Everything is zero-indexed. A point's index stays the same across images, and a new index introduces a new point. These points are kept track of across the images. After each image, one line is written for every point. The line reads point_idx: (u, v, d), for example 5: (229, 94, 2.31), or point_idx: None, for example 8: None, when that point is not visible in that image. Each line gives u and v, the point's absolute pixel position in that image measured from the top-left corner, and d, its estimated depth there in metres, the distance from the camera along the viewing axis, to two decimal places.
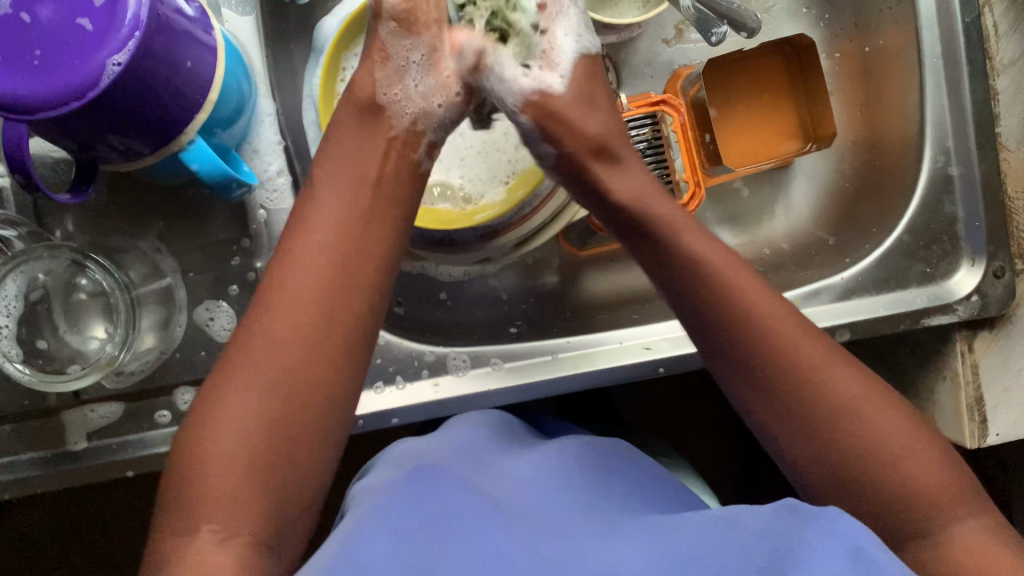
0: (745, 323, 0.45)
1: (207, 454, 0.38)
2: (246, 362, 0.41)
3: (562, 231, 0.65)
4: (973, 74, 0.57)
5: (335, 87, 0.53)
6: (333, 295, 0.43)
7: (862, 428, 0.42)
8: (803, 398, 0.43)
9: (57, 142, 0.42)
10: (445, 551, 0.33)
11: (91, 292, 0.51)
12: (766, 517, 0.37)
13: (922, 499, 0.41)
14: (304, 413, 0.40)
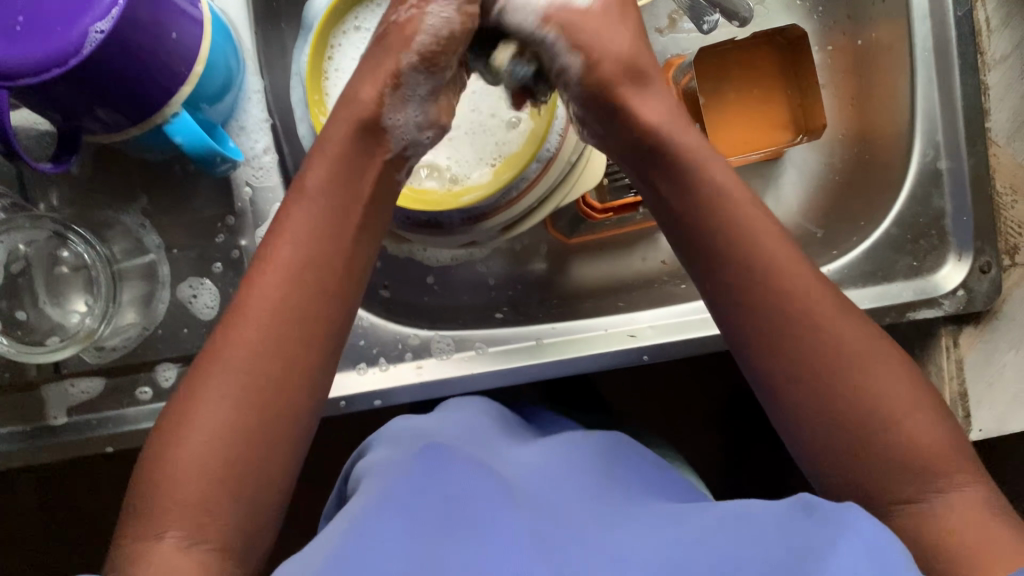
0: (757, 276, 0.45)
1: (171, 467, 0.39)
2: (211, 374, 0.41)
3: (550, 218, 0.65)
4: (964, 68, 0.57)
5: (323, 65, 0.53)
6: (297, 303, 0.43)
7: (871, 385, 0.42)
8: (813, 354, 0.43)
9: (40, 111, 0.41)
10: (453, 535, 0.35)
11: (73, 266, 0.51)
12: (774, 517, 0.36)
13: (911, 471, 0.40)
14: (267, 421, 0.41)
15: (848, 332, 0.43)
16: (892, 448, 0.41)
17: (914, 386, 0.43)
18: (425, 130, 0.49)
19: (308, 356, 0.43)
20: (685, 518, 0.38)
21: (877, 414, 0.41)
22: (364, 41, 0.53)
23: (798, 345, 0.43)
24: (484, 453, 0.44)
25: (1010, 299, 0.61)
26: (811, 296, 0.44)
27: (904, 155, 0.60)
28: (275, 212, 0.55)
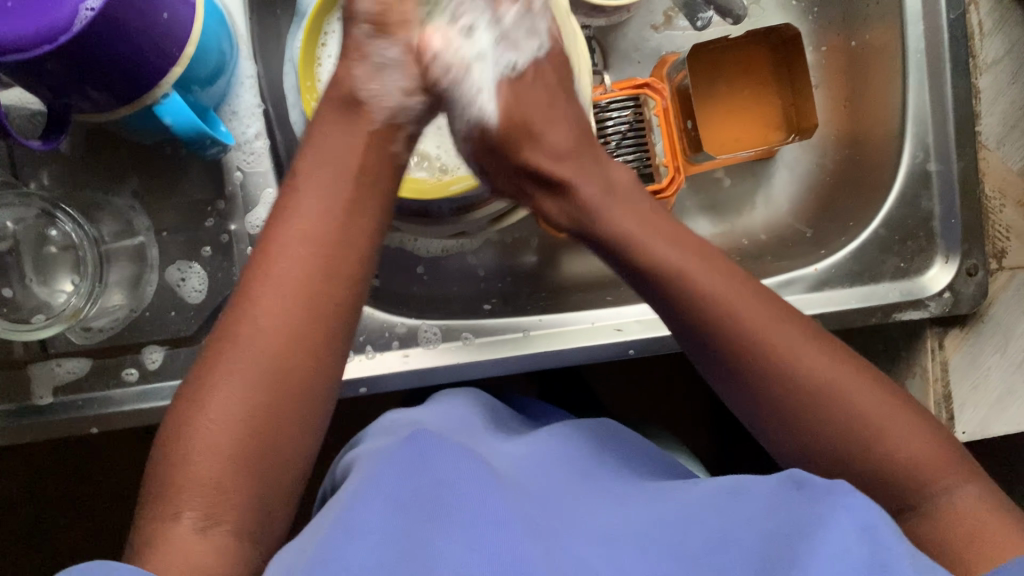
0: (692, 287, 0.45)
1: (192, 442, 0.38)
2: (234, 349, 0.40)
3: (541, 211, 0.65)
4: (956, 71, 0.58)
5: (316, 51, 0.53)
6: (322, 280, 0.42)
7: (814, 380, 0.42)
8: (754, 360, 0.43)
9: (30, 89, 0.41)
10: (441, 516, 0.34)
11: (61, 245, 0.51)
12: (768, 493, 0.36)
13: (880, 454, 0.41)
14: (290, 400, 0.40)
15: (783, 334, 0.43)
16: (858, 432, 0.41)
17: (851, 363, 0.43)
18: (411, 95, 0.48)
19: (331, 335, 0.42)
20: (672, 499, 0.38)
21: (828, 401, 0.42)
22: None
23: (740, 353, 0.43)
24: (471, 441, 0.43)
25: (996, 302, 0.61)
26: (742, 304, 0.44)
27: (894, 157, 0.60)
28: (266, 197, 0.55)
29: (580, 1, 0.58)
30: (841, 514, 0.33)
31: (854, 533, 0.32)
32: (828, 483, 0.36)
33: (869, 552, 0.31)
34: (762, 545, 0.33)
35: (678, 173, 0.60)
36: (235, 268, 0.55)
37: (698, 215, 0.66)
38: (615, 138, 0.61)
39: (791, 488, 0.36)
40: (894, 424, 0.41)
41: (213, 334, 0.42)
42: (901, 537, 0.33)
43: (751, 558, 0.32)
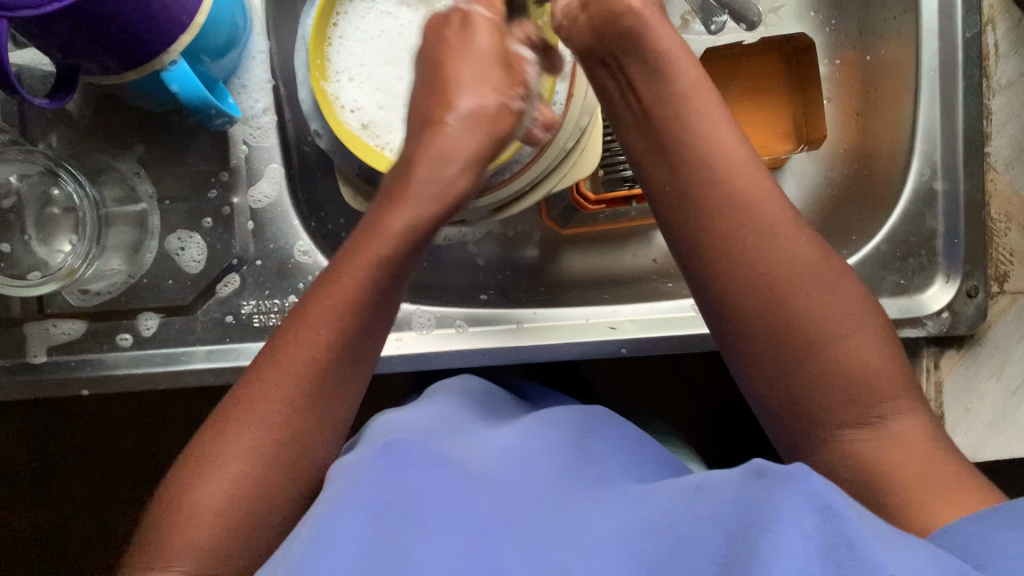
0: (720, 201, 0.43)
1: (192, 502, 0.38)
2: (245, 419, 0.39)
3: (546, 204, 0.65)
4: (968, 90, 0.57)
5: (327, 31, 0.53)
6: (342, 359, 0.41)
7: (807, 313, 0.41)
8: (763, 283, 0.41)
9: (39, 47, 0.42)
10: (418, 527, 0.32)
11: (63, 206, 0.51)
12: (732, 488, 0.34)
13: (851, 390, 0.40)
14: (291, 474, 0.39)
15: (797, 259, 0.42)
16: (838, 369, 0.40)
17: (852, 310, 0.42)
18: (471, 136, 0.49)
19: (335, 409, 0.41)
20: (643, 501, 0.37)
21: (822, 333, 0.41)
22: (370, 10, 0.54)
23: (748, 277, 0.42)
24: (451, 443, 0.41)
25: (995, 325, 0.61)
26: (767, 219, 0.42)
27: (901, 173, 0.60)
28: (271, 171, 0.56)
29: None
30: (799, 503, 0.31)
31: (817, 520, 0.30)
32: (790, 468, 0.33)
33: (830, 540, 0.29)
34: (724, 539, 0.31)
35: None
36: (234, 242, 0.55)
37: None
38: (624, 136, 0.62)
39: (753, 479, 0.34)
40: (876, 367, 0.40)
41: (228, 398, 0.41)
42: (869, 519, 0.31)
43: (719, 546, 0.31)
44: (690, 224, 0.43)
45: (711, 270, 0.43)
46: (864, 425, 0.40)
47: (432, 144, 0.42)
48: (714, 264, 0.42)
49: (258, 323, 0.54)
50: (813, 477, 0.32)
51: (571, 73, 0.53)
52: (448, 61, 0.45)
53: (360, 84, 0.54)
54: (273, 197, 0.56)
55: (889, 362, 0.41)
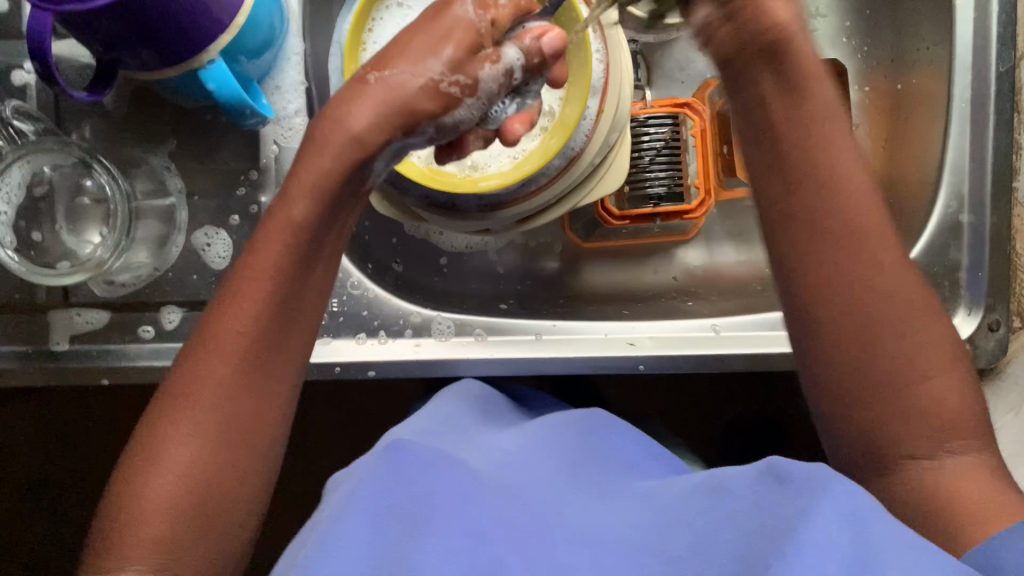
0: (832, 224, 0.39)
1: (133, 507, 0.37)
2: (178, 412, 0.39)
3: (569, 217, 0.65)
4: (998, 123, 0.57)
5: (363, 36, 0.52)
6: (270, 328, 0.40)
7: (893, 349, 0.39)
8: (852, 309, 0.39)
9: (82, 41, 0.42)
10: (423, 534, 0.32)
11: (94, 197, 0.51)
12: (743, 488, 0.34)
13: (925, 424, 0.39)
14: (230, 461, 0.39)
15: (896, 290, 0.39)
16: (911, 416, 0.39)
17: (938, 348, 0.39)
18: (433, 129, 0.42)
19: (274, 383, 0.41)
20: (655, 495, 0.38)
21: (911, 368, 0.39)
22: (405, 18, 0.53)
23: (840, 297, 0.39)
24: (452, 444, 0.42)
25: (1015, 360, 0.61)
26: (875, 243, 0.40)
27: (928, 204, 0.59)
28: None
29: (632, 17, 0.61)
30: (826, 509, 0.31)
31: (839, 526, 0.30)
32: (812, 470, 0.33)
33: (851, 541, 0.30)
34: (741, 534, 0.32)
35: (707, 196, 0.62)
36: None
37: (725, 240, 0.68)
38: (650, 153, 0.62)
39: (766, 485, 0.33)
40: (953, 410, 0.39)
41: (164, 381, 0.40)
42: (895, 523, 0.31)
43: (728, 549, 0.32)
44: (795, 243, 0.40)
45: (799, 279, 0.40)
46: (927, 459, 0.39)
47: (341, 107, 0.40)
48: (810, 281, 0.40)
49: None
50: (838, 482, 0.33)
51: (603, 88, 0.51)
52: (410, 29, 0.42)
53: None
54: None
55: (969, 407, 0.39)
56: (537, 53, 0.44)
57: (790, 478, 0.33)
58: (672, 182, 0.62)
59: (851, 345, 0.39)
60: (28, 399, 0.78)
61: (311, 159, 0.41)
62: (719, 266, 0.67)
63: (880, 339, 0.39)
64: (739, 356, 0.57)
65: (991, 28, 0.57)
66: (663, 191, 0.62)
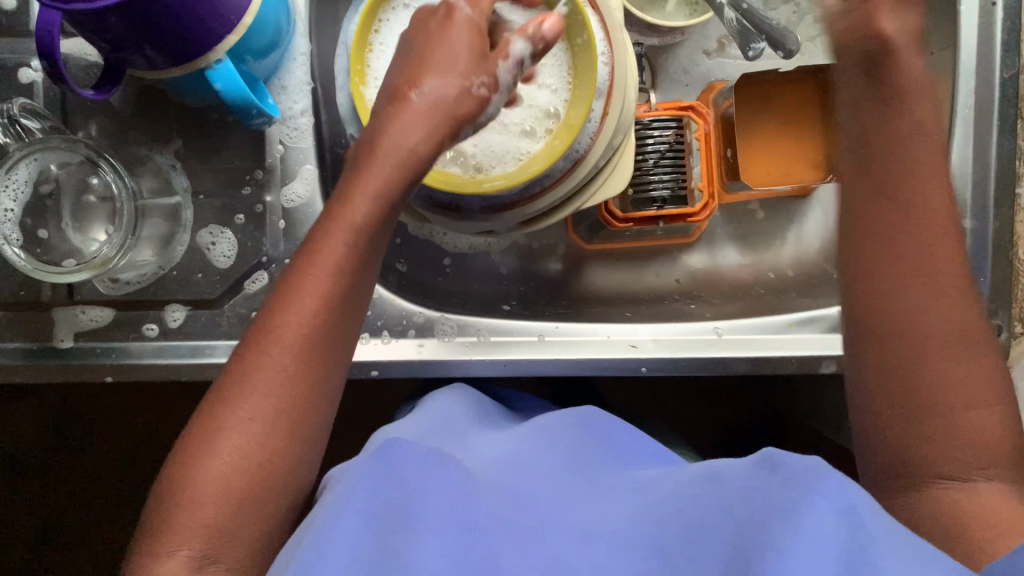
0: (901, 227, 0.44)
1: (190, 489, 0.37)
2: (239, 399, 0.39)
3: (572, 220, 0.65)
4: (1002, 130, 0.57)
5: (369, 37, 0.53)
6: (332, 320, 0.41)
7: (941, 362, 0.41)
8: (907, 315, 0.42)
9: (90, 40, 0.42)
10: (413, 529, 0.31)
11: (100, 195, 0.52)
12: (741, 475, 0.35)
13: (951, 441, 0.40)
14: (286, 450, 0.39)
15: (960, 306, 0.42)
16: (948, 434, 0.40)
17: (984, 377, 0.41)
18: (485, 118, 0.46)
19: (329, 377, 0.41)
20: (653, 487, 0.38)
21: (955, 390, 0.41)
22: (410, 19, 0.53)
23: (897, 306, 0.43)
24: (445, 443, 0.41)
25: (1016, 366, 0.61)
26: (937, 260, 0.43)
27: None
28: (305, 172, 0.58)
29: (638, 20, 0.62)
30: (819, 504, 0.31)
31: (835, 518, 0.30)
32: (806, 463, 0.34)
33: (847, 536, 0.30)
34: (736, 527, 0.32)
35: (710, 199, 0.62)
36: (265, 240, 0.57)
37: (728, 243, 0.68)
38: (654, 156, 0.62)
39: (763, 475, 0.33)
40: (993, 439, 0.40)
41: (222, 370, 0.41)
42: (887, 522, 0.32)
43: (724, 545, 0.32)
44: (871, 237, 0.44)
45: (858, 278, 0.44)
46: (960, 480, 0.40)
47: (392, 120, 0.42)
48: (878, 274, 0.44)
49: None
50: (828, 471, 0.33)
51: (608, 91, 0.52)
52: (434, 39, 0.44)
53: None
54: (306, 197, 0.58)
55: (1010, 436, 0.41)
56: (541, 38, 0.45)
57: (784, 467, 0.33)
58: (676, 185, 0.62)
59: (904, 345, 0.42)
60: (46, 390, 0.80)
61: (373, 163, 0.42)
62: (722, 270, 0.68)
63: (931, 348, 0.41)
64: (741, 359, 0.57)
65: (995, 35, 0.57)
66: (666, 194, 0.62)
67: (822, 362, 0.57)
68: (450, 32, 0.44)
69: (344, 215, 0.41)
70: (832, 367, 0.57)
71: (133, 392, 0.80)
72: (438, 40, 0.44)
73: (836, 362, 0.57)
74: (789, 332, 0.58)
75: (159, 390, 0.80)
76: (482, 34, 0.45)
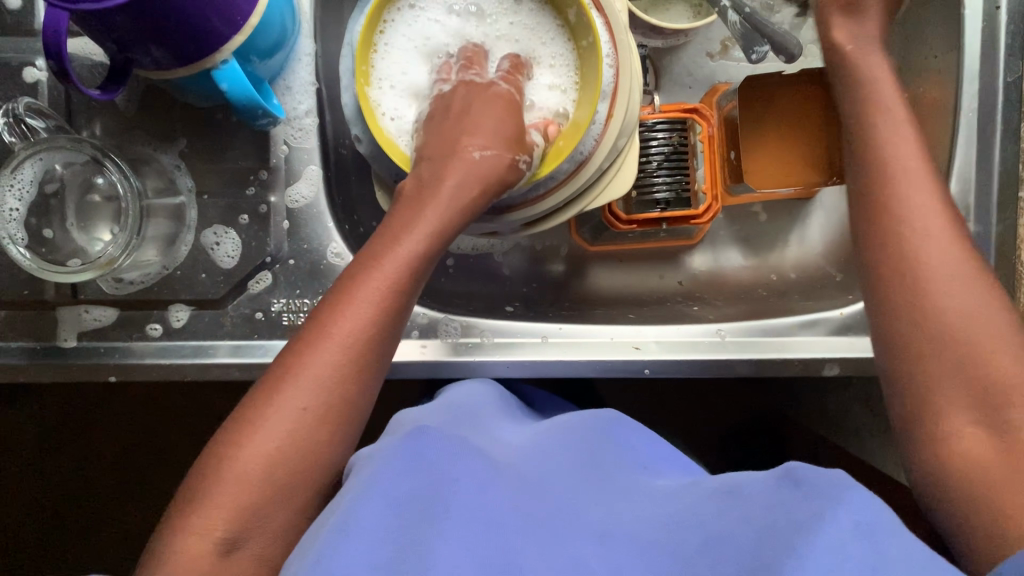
0: (899, 211, 0.46)
1: (233, 469, 0.39)
2: (291, 388, 0.41)
3: (575, 223, 0.65)
4: (1006, 135, 0.57)
5: (374, 37, 0.53)
6: (384, 328, 0.44)
7: (953, 323, 0.42)
8: (909, 282, 0.44)
9: (97, 40, 0.42)
10: (439, 523, 0.32)
11: (105, 195, 0.52)
12: (764, 491, 0.34)
13: (991, 402, 0.40)
14: (329, 443, 0.41)
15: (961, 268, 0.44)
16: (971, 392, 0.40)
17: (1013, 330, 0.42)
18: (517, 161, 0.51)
19: (372, 382, 0.44)
20: (675, 494, 0.38)
21: (971, 347, 0.41)
22: (416, 20, 0.54)
23: (911, 278, 0.44)
24: (467, 433, 0.41)
25: None
26: (942, 234, 0.45)
27: None
28: (308, 172, 0.58)
29: (641, 22, 0.62)
30: (842, 514, 0.31)
31: (853, 530, 0.30)
32: (829, 476, 0.34)
33: (867, 550, 0.29)
34: (756, 532, 0.32)
35: (714, 202, 0.62)
36: (269, 240, 0.57)
37: (731, 245, 0.68)
38: (658, 158, 0.62)
39: (785, 491, 0.33)
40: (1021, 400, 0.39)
41: (274, 364, 0.43)
42: (902, 531, 0.31)
43: (750, 541, 0.31)
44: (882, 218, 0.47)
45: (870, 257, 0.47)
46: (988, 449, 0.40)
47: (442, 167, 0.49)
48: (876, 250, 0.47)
49: (287, 322, 0.56)
50: (851, 484, 0.33)
51: (613, 93, 0.51)
52: (474, 107, 0.52)
53: (400, 92, 0.54)
54: (310, 198, 0.58)
55: None
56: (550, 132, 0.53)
57: (806, 480, 0.33)
58: (679, 188, 0.62)
59: (899, 310, 0.44)
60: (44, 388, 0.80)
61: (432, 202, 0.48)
62: (724, 272, 0.68)
63: (930, 311, 0.43)
64: (744, 362, 0.57)
65: (999, 39, 0.57)
66: (670, 197, 0.62)
67: (825, 365, 0.57)
68: (490, 107, 0.52)
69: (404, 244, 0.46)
70: (835, 369, 0.57)
71: (132, 390, 0.80)
72: (480, 114, 0.51)
73: (839, 365, 0.57)
74: (792, 334, 0.59)
75: (159, 389, 0.80)
76: (515, 108, 0.52)
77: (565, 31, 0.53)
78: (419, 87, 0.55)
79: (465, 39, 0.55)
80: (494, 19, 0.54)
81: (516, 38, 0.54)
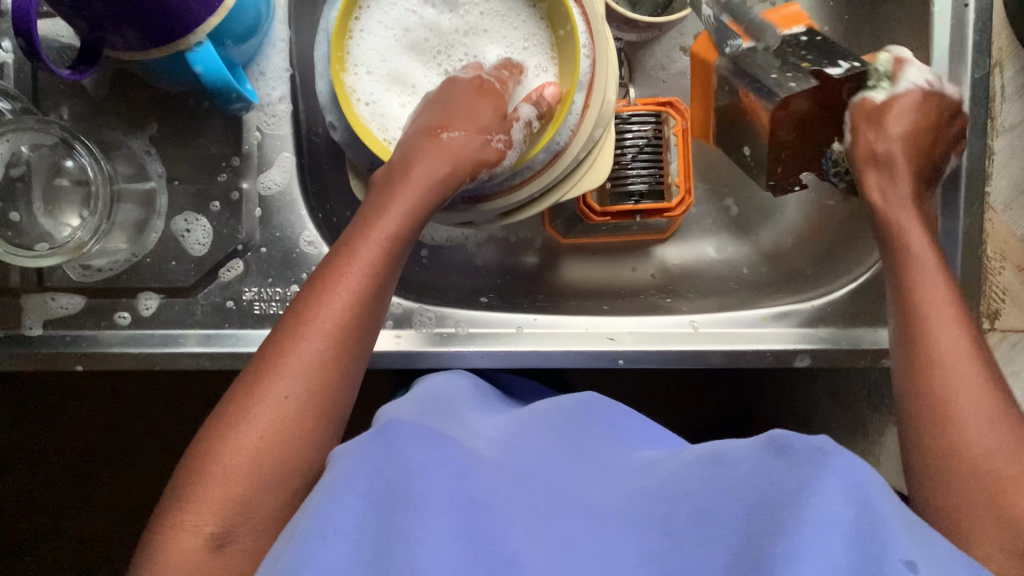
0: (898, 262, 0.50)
1: (219, 463, 0.38)
2: (273, 379, 0.41)
3: (548, 215, 0.65)
4: None
5: (349, 23, 0.52)
6: (362, 316, 0.44)
7: (946, 341, 0.45)
8: (921, 309, 0.47)
9: (68, 18, 0.41)
10: (415, 510, 0.31)
11: (75, 178, 0.50)
12: (747, 454, 0.33)
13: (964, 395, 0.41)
14: (316, 428, 0.41)
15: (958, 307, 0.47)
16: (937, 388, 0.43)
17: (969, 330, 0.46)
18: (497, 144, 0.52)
19: (352, 370, 0.43)
20: (652, 467, 0.38)
21: (951, 363, 0.44)
22: (392, 7, 0.53)
23: (925, 306, 0.47)
24: (443, 421, 0.42)
25: None
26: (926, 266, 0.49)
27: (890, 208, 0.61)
28: (283, 159, 0.58)
29: (617, 15, 0.62)
30: (827, 485, 0.30)
31: (844, 500, 0.30)
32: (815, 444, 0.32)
33: (855, 513, 0.29)
34: (744, 505, 0.32)
35: (687, 195, 0.63)
36: (240, 226, 0.56)
37: (704, 240, 0.69)
38: (632, 150, 0.62)
39: (765, 456, 0.33)
40: (976, 393, 0.42)
41: (252, 360, 0.42)
42: (902, 517, 0.31)
43: (736, 522, 0.32)
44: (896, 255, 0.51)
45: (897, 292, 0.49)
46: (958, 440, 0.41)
47: (420, 151, 0.50)
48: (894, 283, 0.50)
49: (258, 311, 0.55)
50: (838, 452, 0.32)
51: (589, 84, 0.51)
52: (457, 94, 0.52)
53: (377, 77, 0.54)
54: (283, 185, 0.58)
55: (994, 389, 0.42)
56: (545, 103, 0.51)
57: (792, 450, 0.32)
58: (653, 180, 0.62)
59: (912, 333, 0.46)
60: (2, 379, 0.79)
61: (404, 186, 0.48)
62: (696, 263, 0.69)
63: (930, 331, 0.46)
64: (717, 352, 0.57)
65: (967, 36, 0.57)
66: (645, 189, 0.62)
67: (797, 356, 0.57)
68: (470, 92, 0.52)
69: (375, 232, 0.46)
70: (807, 361, 0.57)
71: (94, 382, 0.79)
72: (461, 98, 0.52)
73: (811, 355, 0.57)
74: (765, 326, 0.59)
75: (121, 381, 0.78)
76: (498, 94, 0.52)
77: (538, 14, 0.53)
78: (398, 74, 0.54)
79: (438, 30, 0.54)
80: (466, 10, 0.54)
81: (487, 29, 0.54)
